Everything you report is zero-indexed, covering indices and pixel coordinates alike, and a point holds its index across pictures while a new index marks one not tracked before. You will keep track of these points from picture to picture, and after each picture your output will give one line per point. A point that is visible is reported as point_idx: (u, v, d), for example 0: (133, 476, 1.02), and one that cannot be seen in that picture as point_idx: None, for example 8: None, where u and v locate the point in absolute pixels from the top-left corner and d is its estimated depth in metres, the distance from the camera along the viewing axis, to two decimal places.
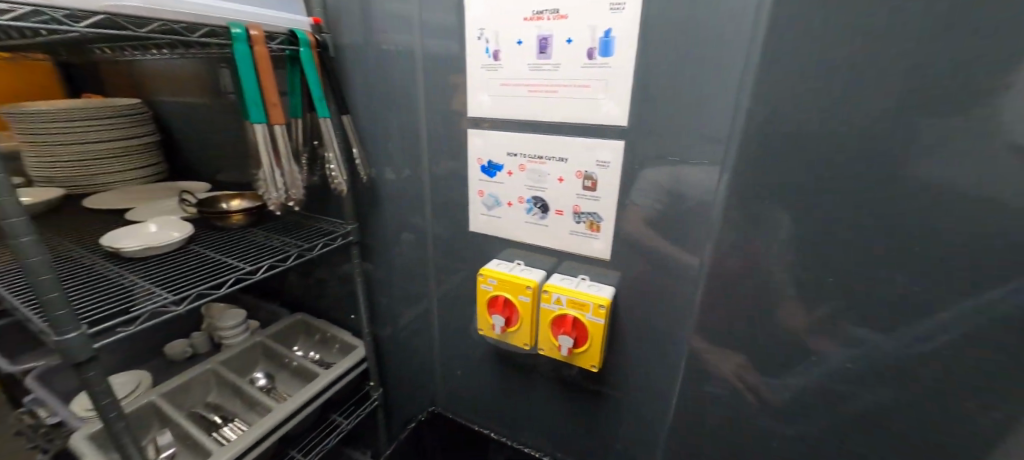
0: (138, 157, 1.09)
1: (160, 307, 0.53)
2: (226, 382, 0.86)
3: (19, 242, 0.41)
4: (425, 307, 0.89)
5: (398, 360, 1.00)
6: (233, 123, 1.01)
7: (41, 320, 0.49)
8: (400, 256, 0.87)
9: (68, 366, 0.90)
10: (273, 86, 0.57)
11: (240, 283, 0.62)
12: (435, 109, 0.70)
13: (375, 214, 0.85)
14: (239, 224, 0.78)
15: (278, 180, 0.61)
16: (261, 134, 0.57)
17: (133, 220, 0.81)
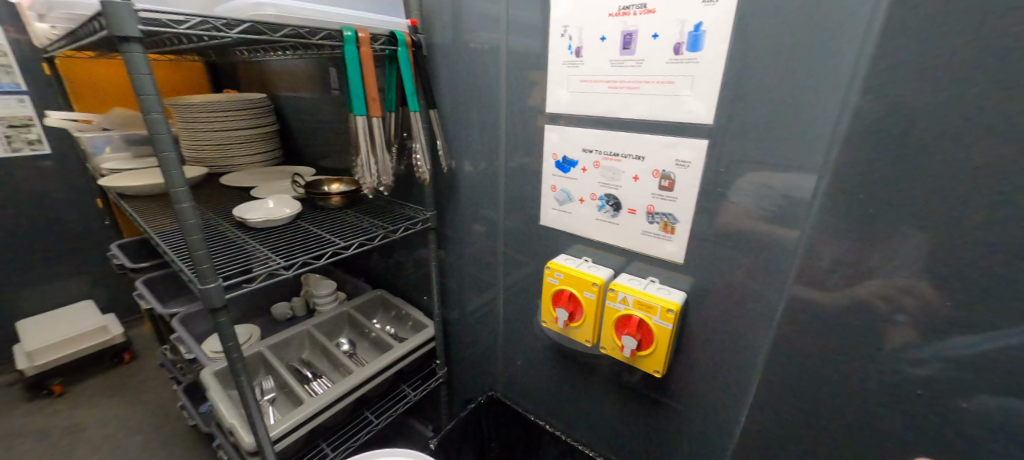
0: (261, 143, 1.27)
1: (274, 270, 0.62)
2: (318, 343, 0.98)
3: (181, 207, 0.51)
4: (492, 295, 0.92)
5: (464, 344, 1.05)
6: (337, 116, 1.14)
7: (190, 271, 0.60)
8: (472, 245, 0.91)
9: (201, 314, 1.09)
10: (374, 83, 0.63)
11: (335, 256, 0.70)
12: (514, 105, 0.73)
13: (452, 204, 0.90)
14: (338, 204, 0.88)
15: (372, 166, 0.68)
16: (361, 126, 0.64)
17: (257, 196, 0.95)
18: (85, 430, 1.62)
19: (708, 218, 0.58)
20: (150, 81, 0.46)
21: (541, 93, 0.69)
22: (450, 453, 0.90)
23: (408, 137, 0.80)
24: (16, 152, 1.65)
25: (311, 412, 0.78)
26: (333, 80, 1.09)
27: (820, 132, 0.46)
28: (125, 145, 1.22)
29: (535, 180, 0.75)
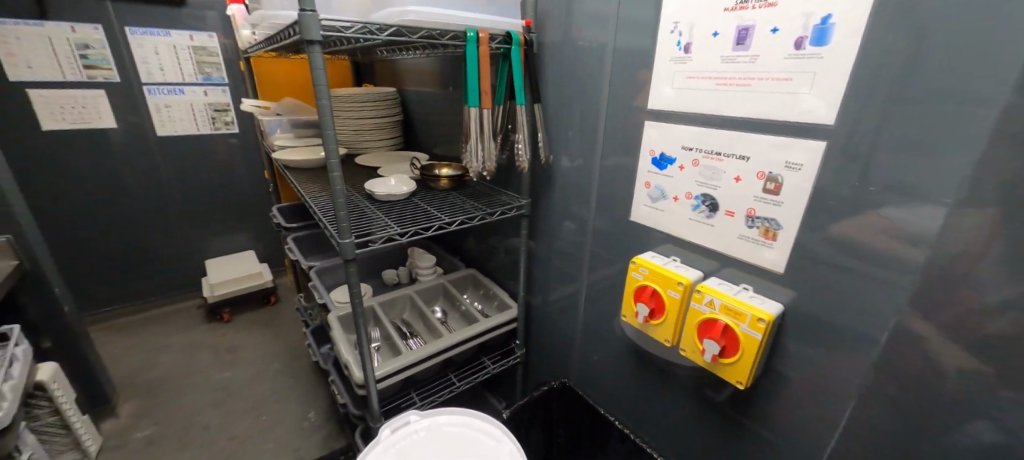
0: (388, 130, 1.46)
1: (392, 235, 0.74)
2: (417, 307, 1.11)
3: (333, 175, 0.64)
4: (575, 286, 0.95)
5: (542, 330, 1.10)
6: (450, 109, 1.27)
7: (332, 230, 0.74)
8: (561, 236, 0.95)
9: (330, 271, 1.30)
10: (488, 78, 0.70)
11: (440, 230, 0.80)
12: (616, 100, 0.74)
13: (546, 194, 0.95)
14: (445, 186, 0.99)
15: (479, 153, 0.76)
16: (474, 116, 0.72)
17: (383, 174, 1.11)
18: (243, 352, 2.07)
19: (819, 228, 0.53)
20: (323, 75, 0.58)
21: (644, 89, 0.69)
22: (519, 429, 0.96)
23: (512, 128, 0.86)
24: (218, 131, 2.23)
25: (407, 363, 0.90)
26: (451, 76, 1.21)
27: (974, 136, 0.41)
28: (290, 128, 1.51)
29: (629, 176, 0.75)
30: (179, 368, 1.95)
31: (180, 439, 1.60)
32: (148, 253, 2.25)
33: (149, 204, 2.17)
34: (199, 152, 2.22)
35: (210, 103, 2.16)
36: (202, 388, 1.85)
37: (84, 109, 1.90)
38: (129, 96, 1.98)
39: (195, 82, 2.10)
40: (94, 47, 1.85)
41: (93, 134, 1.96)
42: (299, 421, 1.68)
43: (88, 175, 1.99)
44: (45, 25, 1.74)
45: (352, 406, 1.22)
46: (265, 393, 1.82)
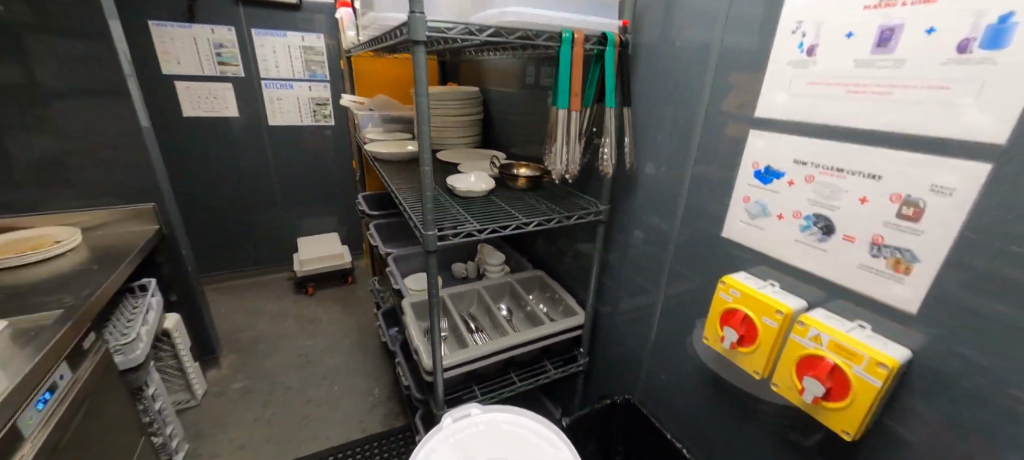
0: (467, 128, 1.50)
1: (471, 231, 0.75)
2: (484, 302, 1.13)
3: (424, 169, 0.67)
4: (649, 300, 0.91)
5: (608, 340, 1.06)
6: (531, 110, 1.27)
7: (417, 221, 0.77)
8: (639, 245, 0.91)
9: (405, 259, 1.37)
10: (579, 80, 0.69)
11: (517, 229, 0.80)
12: (716, 106, 0.69)
13: (626, 201, 0.91)
14: (522, 186, 1.00)
15: (563, 155, 0.74)
16: (562, 118, 0.71)
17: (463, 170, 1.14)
18: (322, 325, 2.27)
19: (970, 266, 0.45)
20: (424, 74, 0.61)
21: (751, 95, 0.63)
22: (576, 440, 0.94)
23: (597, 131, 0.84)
24: (317, 122, 2.47)
25: (473, 356, 0.92)
26: (535, 77, 1.21)
27: None
28: (380, 122, 1.62)
29: (723, 188, 0.70)
30: (269, 332, 2.19)
31: (266, 395, 1.79)
32: (253, 227, 2.55)
33: (257, 184, 2.47)
34: (300, 141, 2.48)
35: (313, 97, 2.41)
36: (286, 352, 2.05)
37: (215, 99, 2.21)
38: (250, 90, 2.27)
39: (303, 78, 2.35)
40: (226, 46, 2.14)
41: (220, 121, 2.26)
42: (365, 395, 1.80)
43: (212, 156, 2.31)
44: (193, 27, 2.05)
45: (414, 388, 1.28)
46: (338, 365, 1.98)
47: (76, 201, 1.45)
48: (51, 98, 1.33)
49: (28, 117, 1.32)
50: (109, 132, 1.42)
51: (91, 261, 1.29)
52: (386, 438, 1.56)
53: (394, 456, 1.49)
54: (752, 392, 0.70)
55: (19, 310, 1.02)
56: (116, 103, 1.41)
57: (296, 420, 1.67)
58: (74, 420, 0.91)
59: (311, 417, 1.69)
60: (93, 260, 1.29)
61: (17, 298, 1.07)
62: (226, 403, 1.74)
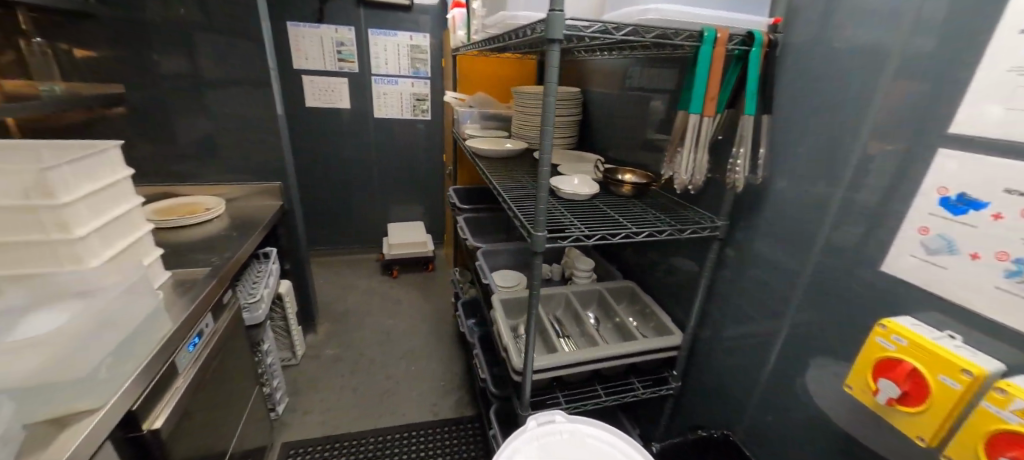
0: (565, 130, 1.47)
1: (579, 236, 0.72)
2: (572, 308, 1.11)
3: (543, 169, 0.66)
4: (766, 331, 0.81)
5: (706, 367, 0.98)
6: (635, 112, 1.22)
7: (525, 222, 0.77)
8: (759, 268, 0.81)
9: (493, 256, 1.39)
10: (718, 83, 0.63)
11: (626, 238, 0.76)
12: (887, 119, 0.59)
13: (748, 218, 0.82)
14: (627, 193, 0.96)
15: (690, 162, 0.69)
16: (693, 123, 0.66)
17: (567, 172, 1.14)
18: (403, 306, 2.41)
19: None
20: (556, 73, 0.60)
21: (944, 104, 0.53)
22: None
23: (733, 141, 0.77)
24: (416, 117, 2.64)
25: (563, 363, 0.91)
26: (644, 78, 1.16)
27: None
28: (478, 120, 1.66)
29: (890, 212, 0.59)
30: (358, 307, 2.37)
31: (352, 365, 1.94)
32: (351, 210, 2.79)
33: (359, 171, 2.69)
34: (399, 133, 2.66)
35: (414, 93, 2.57)
36: (372, 328, 2.21)
37: (332, 92, 2.44)
38: (361, 84, 2.48)
39: (408, 75, 2.52)
40: (346, 44, 2.36)
41: (334, 112, 2.49)
42: (439, 380, 1.88)
43: (325, 143, 2.56)
44: (321, 27, 2.28)
45: (490, 383, 1.32)
46: (416, 347, 2.09)
47: (222, 175, 1.69)
48: (213, 86, 1.57)
49: (195, 102, 1.57)
50: (253, 117, 1.64)
51: (231, 228, 1.49)
52: (456, 425, 1.62)
53: (463, 444, 1.54)
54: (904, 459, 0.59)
55: (179, 264, 1.21)
56: (260, 92, 1.62)
57: (377, 393, 1.79)
58: (212, 364, 1.06)
59: (390, 392, 1.80)
60: (233, 228, 1.49)
61: (177, 254, 1.27)
62: (319, 366, 1.92)
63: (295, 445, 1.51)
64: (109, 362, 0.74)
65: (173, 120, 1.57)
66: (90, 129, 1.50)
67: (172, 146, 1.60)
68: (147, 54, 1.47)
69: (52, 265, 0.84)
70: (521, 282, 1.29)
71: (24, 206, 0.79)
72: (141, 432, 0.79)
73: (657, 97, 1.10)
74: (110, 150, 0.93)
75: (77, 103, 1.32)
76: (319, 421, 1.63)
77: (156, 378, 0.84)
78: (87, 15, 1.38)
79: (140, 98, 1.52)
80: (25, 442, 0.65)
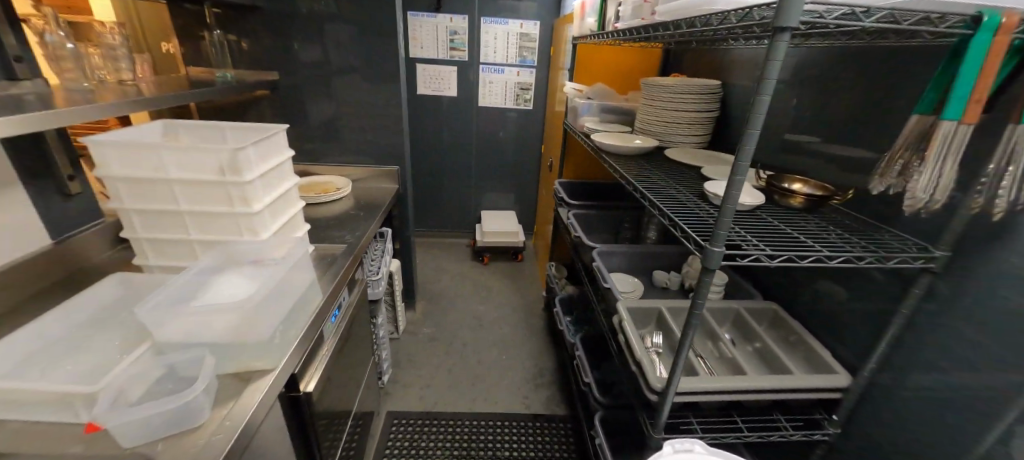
0: (701, 127, 1.35)
1: (761, 256, 0.66)
2: (707, 325, 1.03)
3: (736, 178, 0.59)
4: (992, 390, 0.66)
5: (881, 416, 0.84)
6: (797, 110, 1.06)
7: (694, 235, 0.71)
8: (992, 312, 0.67)
9: (609, 257, 1.33)
10: (991, 82, 0.52)
11: (817, 262, 0.68)
12: None
13: (980, 250, 0.67)
14: (797, 205, 0.88)
15: (934, 179, 0.59)
16: (943, 132, 0.56)
17: (715, 175, 1.07)
18: (494, 293, 2.46)
19: None
20: (779, 67, 0.52)
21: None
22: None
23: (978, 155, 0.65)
24: (518, 106, 2.63)
25: (707, 388, 0.83)
26: (817, 71, 1.00)
27: None
28: (598, 112, 1.59)
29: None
30: (452, 290, 2.46)
31: (447, 346, 2.02)
32: (448, 195, 2.89)
33: (460, 158, 2.77)
34: (501, 122, 2.67)
35: (519, 82, 2.56)
36: (465, 312, 2.29)
37: (442, 80, 2.52)
38: (469, 72, 2.51)
39: (514, 63, 2.51)
40: (459, 33, 2.40)
41: (441, 99, 2.57)
42: (532, 372, 1.88)
43: (430, 129, 2.66)
44: (437, 16, 2.35)
45: (594, 388, 1.27)
46: (507, 336, 2.11)
47: (349, 157, 1.82)
48: (349, 73, 1.68)
49: (333, 88, 1.70)
50: (379, 103, 1.74)
51: (357, 208, 1.60)
52: (549, 421, 1.62)
53: (557, 442, 1.53)
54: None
55: (321, 239, 1.33)
56: (388, 79, 1.70)
57: (471, 376, 1.84)
58: (346, 336, 1.14)
59: (483, 378, 1.84)
60: (359, 207, 1.61)
61: (317, 229, 1.39)
62: (418, 343, 2.02)
63: (398, 415, 1.61)
64: (280, 330, 0.81)
65: (313, 105, 1.72)
66: (248, 111, 1.70)
67: (311, 128, 1.76)
68: (297, 44, 1.62)
69: (234, 234, 0.95)
70: (637, 290, 1.22)
71: (218, 181, 0.89)
72: (298, 393, 0.87)
73: (836, 94, 0.94)
74: (278, 133, 1.02)
75: (244, 89, 1.49)
76: (418, 396, 1.71)
77: (310, 346, 0.92)
78: (253, 8, 1.54)
79: (289, 84, 1.68)
80: (219, 389, 0.75)
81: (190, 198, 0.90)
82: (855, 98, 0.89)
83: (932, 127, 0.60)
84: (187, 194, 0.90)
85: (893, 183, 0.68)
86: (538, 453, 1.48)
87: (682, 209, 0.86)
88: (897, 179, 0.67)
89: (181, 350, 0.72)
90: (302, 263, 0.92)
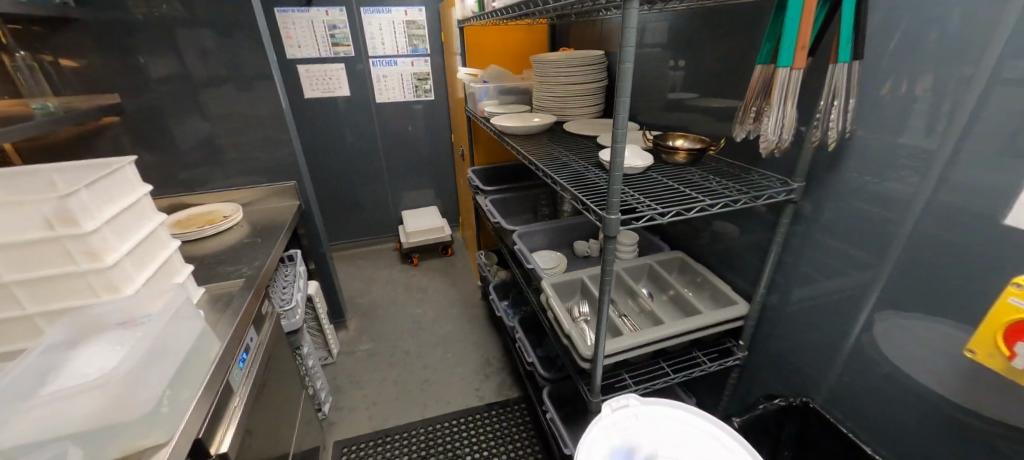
0: (593, 97, 1.39)
1: (653, 214, 0.70)
2: (624, 283, 1.10)
3: (618, 145, 0.61)
4: (851, 292, 0.79)
5: (776, 333, 0.97)
6: (673, 72, 1.14)
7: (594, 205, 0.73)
8: (840, 228, 0.79)
9: (530, 237, 1.35)
10: (810, 29, 0.59)
11: (702, 211, 0.74)
12: (1007, 63, 0.55)
13: (827, 177, 0.79)
14: (682, 161, 0.94)
15: (778, 120, 0.67)
16: (781, 78, 0.63)
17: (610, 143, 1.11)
18: (429, 293, 2.39)
19: None
20: (634, 34, 0.55)
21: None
22: (751, 436, 0.90)
23: (815, 94, 0.74)
24: (419, 98, 2.53)
25: (632, 345, 0.88)
26: (684, 34, 1.08)
27: None
28: (495, 95, 1.57)
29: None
30: (384, 299, 2.35)
31: (389, 357, 1.93)
32: (361, 201, 2.72)
33: (367, 161, 2.61)
34: (404, 116, 2.55)
35: (415, 73, 2.45)
36: (401, 318, 2.20)
37: (331, 80, 2.32)
38: (359, 68, 2.35)
39: (406, 54, 2.39)
40: (339, 27, 2.22)
41: (333, 101, 2.38)
42: (479, 363, 1.88)
43: (327, 133, 2.45)
44: (310, 10, 2.15)
45: (537, 367, 1.27)
46: (449, 333, 2.07)
47: (233, 179, 1.62)
48: (212, 85, 1.47)
49: (197, 105, 1.48)
50: (257, 114, 1.55)
51: (254, 234, 1.44)
52: (504, 408, 1.63)
53: (514, 426, 1.55)
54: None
55: (212, 279, 1.17)
56: (263, 87, 1.52)
57: (418, 382, 1.79)
58: (262, 379, 1.03)
59: (431, 381, 1.79)
60: (256, 233, 1.45)
61: (206, 268, 1.22)
62: (357, 362, 1.91)
63: (346, 442, 1.52)
64: (168, 395, 0.71)
65: (174, 126, 1.48)
66: (92, 144, 1.42)
67: (179, 154, 1.53)
68: (138, 56, 1.37)
69: (88, 295, 0.79)
70: (559, 264, 1.26)
71: (50, 237, 0.73)
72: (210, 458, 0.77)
73: (703, 54, 1.02)
74: (123, 167, 0.86)
75: (78, 119, 1.24)
76: (366, 417, 1.63)
77: (215, 399, 0.82)
78: (67, 20, 1.28)
79: (140, 106, 1.43)
80: None
81: (13, 265, 0.73)
82: (721, 56, 0.97)
83: (773, 76, 0.67)
84: (7, 261, 0.73)
85: (751, 129, 0.75)
86: (497, 441, 1.49)
87: (580, 182, 0.89)
88: (754, 125, 0.75)
89: (34, 453, 0.59)
90: (188, 312, 0.81)
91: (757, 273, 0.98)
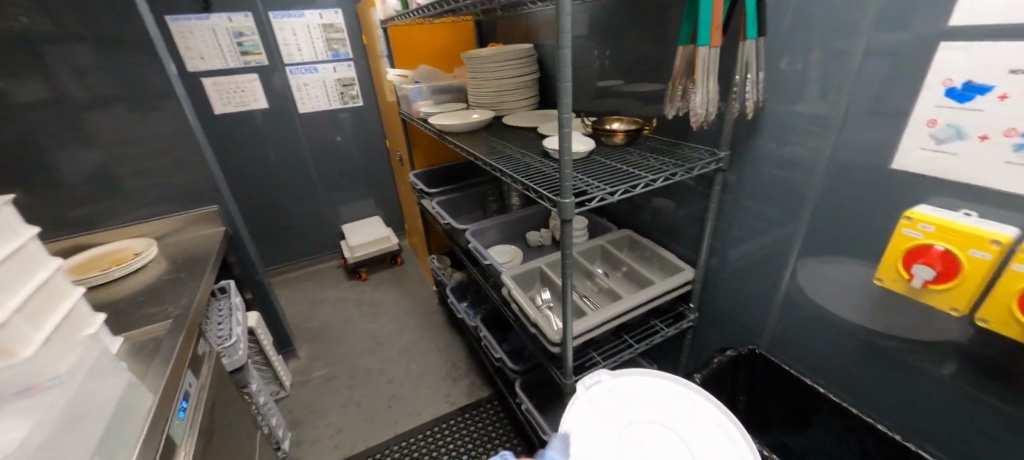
0: (527, 89, 1.41)
1: (603, 195, 0.74)
2: (581, 265, 1.14)
3: (565, 130, 0.62)
4: (778, 246, 0.88)
5: (720, 292, 1.05)
6: (600, 59, 1.19)
7: (547, 192, 0.75)
8: (762, 191, 0.88)
9: (482, 234, 1.34)
10: (721, 10, 0.65)
11: (646, 187, 0.78)
12: (877, 32, 0.64)
13: (746, 146, 0.87)
14: (620, 142, 0.98)
15: (704, 96, 0.72)
16: (702, 57, 0.69)
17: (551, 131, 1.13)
18: (383, 306, 2.30)
19: None
20: (569, 22, 0.57)
21: None
22: (710, 390, 0.97)
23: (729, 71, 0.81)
24: (345, 105, 2.41)
25: (596, 323, 0.92)
26: (606, 23, 1.12)
27: None
28: (429, 94, 1.54)
29: (902, 107, 0.64)
30: (335, 319, 2.22)
31: (348, 379, 1.83)
32: (295, 220, 2.54)
33: (296, 176, 2.44)
34: (331, 125, 2.42)
35: (338, 79, 2.33)
36: (356, 337, 2.09)
37: (244, 92, 2.14)
38: (275, 78, 2.19)
39: (327, 59, 2.27)
40: (247, 34, 2.05)
41: (250, 115, 2.19)
42: (445, 369, 1.84)
43: (247, 151, 2.26)
44: (210, 17, 1.95)
45: (506, 361, 1.27)
46: (410, 344, 2.01)
47: (140, 211, 1.44)
48: (101, 108, 1.29)
49: (83, 132, 1.29)
50: (160, 135, 1.39)
51: (175, 269, 1.29)
52: (476, 409, 1.61)
53: (489, 425, 1.54)
54: (946, 328, 0.66)
55: (130, 325, 1.03)
56: (165, 105, 1.36)
57: (384, 399, 1.71)
58: (209, 425, 0.93)
59: (397, 396, 1.72)
60: (178, 266, 1.30)
61: (122, 313, 1.08)
62: (313, 390, 1.79)
63: None
64: None
65: (56, 159, 1.28)
66: None
67: (68, 189, 1.33)
68: None
69: None
70: (516, 256, 1.27)
71: None
72: None
73: (626, 40, 1.07)
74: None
75: None
76: (331, 445, 1.53)
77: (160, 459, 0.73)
78: None
79: (8, 139, 1.22)
80: None
81: None
82: (644, 41, 1.02)
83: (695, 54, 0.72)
84: None
85: (680, 106, 0.80)
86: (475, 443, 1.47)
87: (528, 171, 0.90)
88: (682, 102, 0.80)
89: None
90: (104, 366, 0.73)
91: (697, 241, 1.05)
